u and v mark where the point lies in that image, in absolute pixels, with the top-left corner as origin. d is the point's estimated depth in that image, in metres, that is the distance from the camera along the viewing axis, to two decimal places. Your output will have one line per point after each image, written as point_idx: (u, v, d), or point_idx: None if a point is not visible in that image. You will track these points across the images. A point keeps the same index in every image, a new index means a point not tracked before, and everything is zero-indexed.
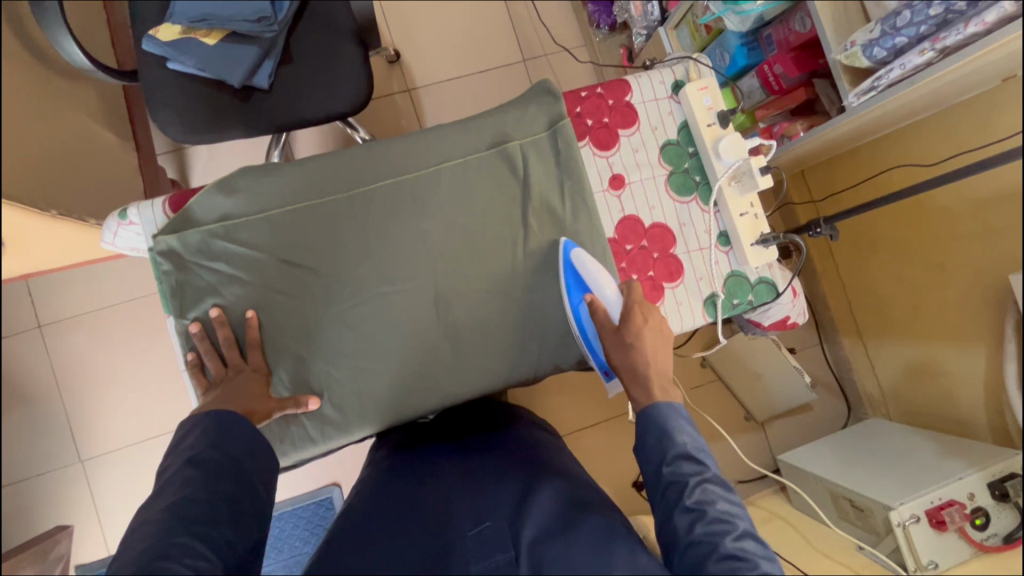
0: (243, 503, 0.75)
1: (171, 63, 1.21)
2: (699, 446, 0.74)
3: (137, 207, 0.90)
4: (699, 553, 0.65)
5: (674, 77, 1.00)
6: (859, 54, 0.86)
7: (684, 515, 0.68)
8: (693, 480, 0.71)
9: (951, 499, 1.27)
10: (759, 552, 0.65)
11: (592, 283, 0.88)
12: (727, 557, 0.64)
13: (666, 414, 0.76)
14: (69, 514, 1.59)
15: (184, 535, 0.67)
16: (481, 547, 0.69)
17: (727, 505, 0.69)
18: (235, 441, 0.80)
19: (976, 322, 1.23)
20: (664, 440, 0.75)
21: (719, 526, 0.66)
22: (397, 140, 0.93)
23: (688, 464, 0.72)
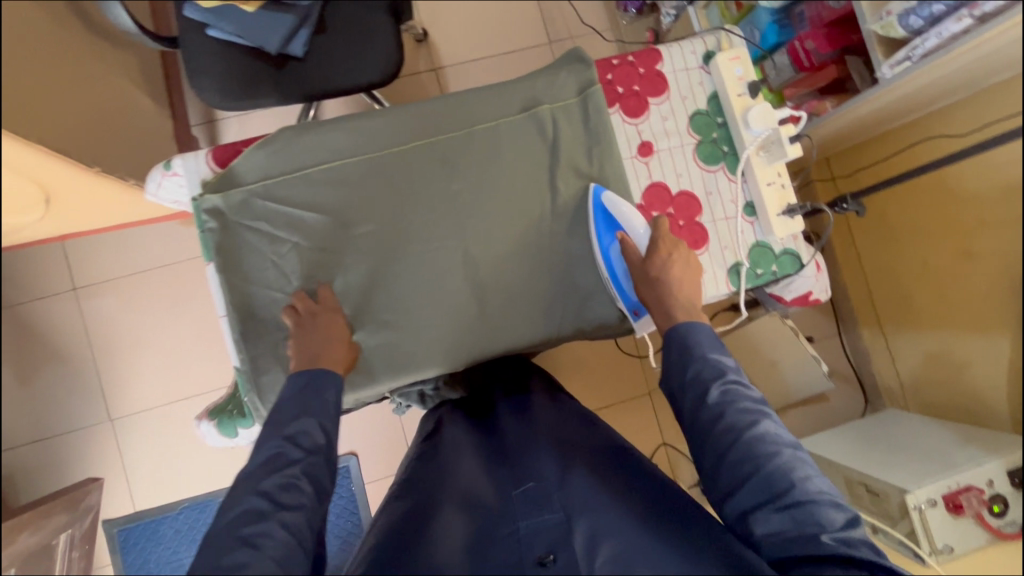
0: (324, 484, 0.72)
1: (211, 30, 1.25)
2: (719, 352, 0.79)
3: (182, 158, 0.92)
4: (722, 444, 0.71)
5: (705, 48, 1.01)
6: (895, 24, 0.87)
7: (709, 411, 0.74)
8: (714, 382, 0.76)
9: (969, 484, 1.27)
10: (782, 440, 0.70)
11: (624, 222, 0.93)
12: (749, 445, 0.69)
13: (688, 332, 0.82)
14: (99, 469, 1.65)
15: (268, 522, 0.63)
16: (528, 505, 0.75)
17: (749, 401, 0.74)
18: (327, 411, 0.79)
19: (987, 311, 1.23)
20: (686, 351, 0.80)
21: (741, 418, 0.72)
22: (431, 103, 0.95)
23: (710, 370, 0.77)
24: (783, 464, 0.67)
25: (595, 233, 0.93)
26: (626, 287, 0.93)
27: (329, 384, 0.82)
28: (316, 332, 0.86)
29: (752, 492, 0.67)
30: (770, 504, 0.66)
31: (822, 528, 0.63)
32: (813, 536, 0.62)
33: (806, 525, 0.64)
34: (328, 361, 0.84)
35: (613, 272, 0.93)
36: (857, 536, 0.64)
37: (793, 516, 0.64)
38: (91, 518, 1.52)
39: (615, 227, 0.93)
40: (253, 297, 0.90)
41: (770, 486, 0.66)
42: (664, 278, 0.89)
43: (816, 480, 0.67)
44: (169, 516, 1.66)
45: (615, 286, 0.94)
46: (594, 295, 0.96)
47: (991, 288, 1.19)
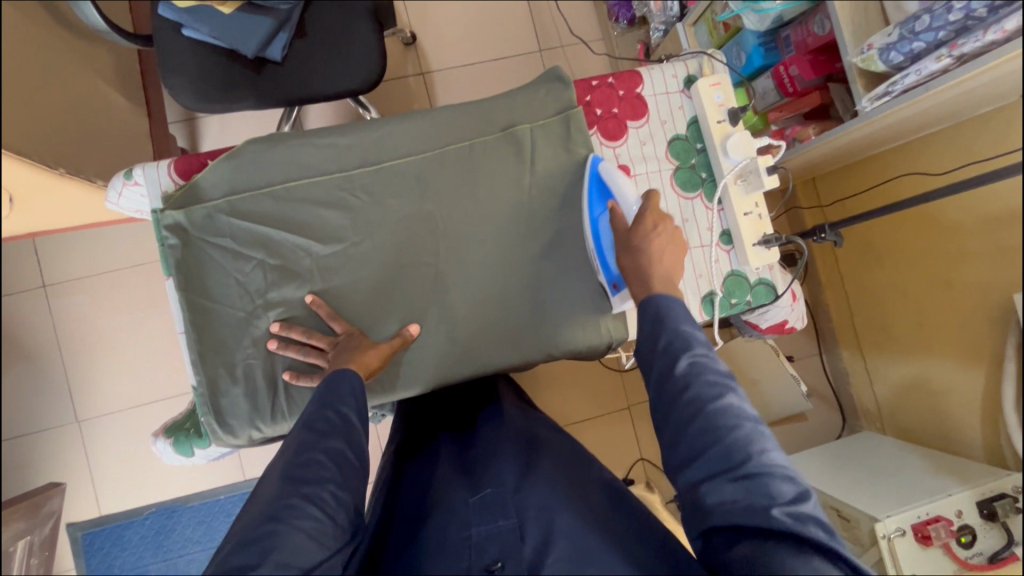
0: (350, 459, 0.69)
1: (186, 30, 1.22)
2: (692, 325, 0.74)
3: (142, 167, 0.89)
4: (684, 418, 0.67)
5: (687, 71, 0.99)
6: (876, 58, 0.85)
7: (674, 382, 0.70)
8: (683, 353, 0.71)
9: (938, 515, 1.28)
10: (744, 414, 0.66)
11: (617, 191, 0.90)
12: (710, 418, 0.66)
13: (662, 301, 0.76)
14: (65, 473, 1.61)
15: (293, 497, 0.63)
16: (483, 513, 0.73)
17: (716, 374, 0.69)
18: (348, 398, 0.75)
19: (971, 344, 1.22)
20: (658, 321, 0.75)
21: (706, 391, 0.68)
22: (404, 118, 0.92)
23: (679, 341, 0.73)
24: (742, 438, 0.64)
25: (586, 201, 0.91)
26: (610, 259, 0.90)
27: (345, 382, 0.77)
28: (341, 351, 0.83)
29: (709, 463, 0.64)
30: (725, 474, 0.63)
31: (774, 503, 0.60)
32: (765, 509, 0.60)
33: (757, 497, 0.61)
34: (356, 363, 0.81)
35: (600, 245, 0.91)
36: (807, 513, 0.61)
37: (746, 488, 0.62)
38: (52, 523, 1.47)
39: (606, 195, 0.91)
40: (215, 315, 0.87)
41: (726, 459, 0.63)
42: (644, 249, 0.82)
43: (774, 454, 0.64)
44: (135, 521, 1.63)
45: (600, 258, 0.91)
46: (564, 318, 0.94)
47: (968, 319, 1.20)
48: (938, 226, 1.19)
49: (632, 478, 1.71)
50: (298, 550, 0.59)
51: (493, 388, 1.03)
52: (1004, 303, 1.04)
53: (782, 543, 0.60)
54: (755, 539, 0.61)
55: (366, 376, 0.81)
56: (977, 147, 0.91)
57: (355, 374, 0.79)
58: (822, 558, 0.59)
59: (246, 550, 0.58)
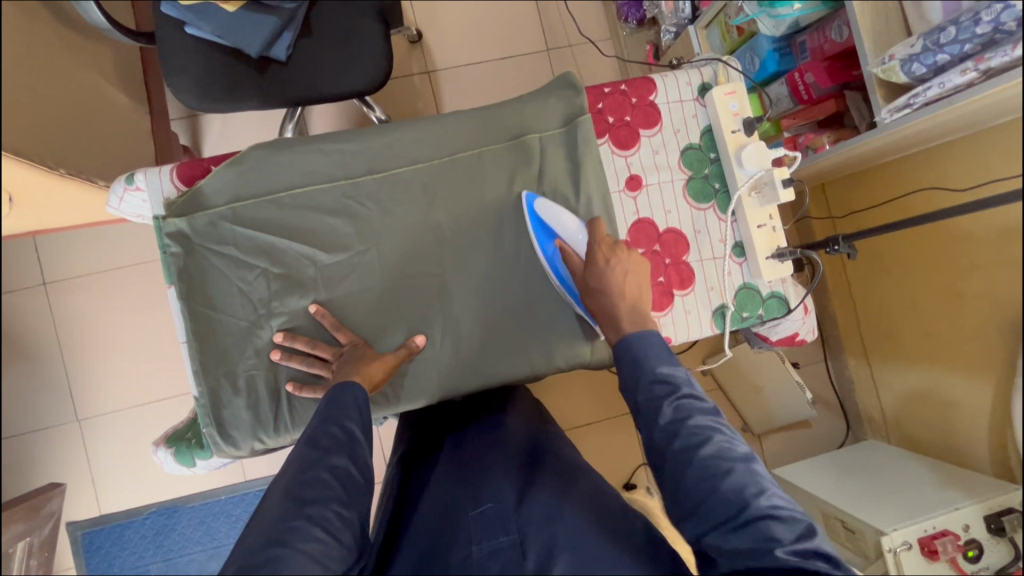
0: (355, 478, 0.68)
1: (189, 28, 1.20)
2: (670, 363, 0.73)
3: (144, 173, 0.87)
4: (675, 466, 0.66)
5: (702, 79, 0.97)
6: (897, 69, 0.83)
7: (660, 433, 0.68)
8: (666, 398, 0.70)
9: (945, 529, 1.27)
10: (737, 454, 0.65)
11: (561, 229, 0.89)
12: (703, 466, 0.64)
13: (636, 344, 0.75)
14: (65, 472, 1.60)
15: (297, 518, 0.62)
16: (485, 527, 0.73)
17: (702, 416, 0.68)
18: (352, 413, 0.73)
19: (981, 358, 1.20)
20: (637, 367, 0.74)
21: (693, 438, 0.66)
22: (411, 124, 0.90)
23: (660, 385, 0.71)
24: (737, 482, 0.63)
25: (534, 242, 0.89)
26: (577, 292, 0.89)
27: (350, 396, 0.75)
28: (345, 362, 0.81)
29: (710, 515, 0.63)
30: (728, 525, 0.62)
31: (779, 546, 0.59)
32: (772, 555, 0.59)
33: (764, 544, 0.60)
34: (361, 374, 0.79)
35: (563, 281, 0.89)
36: (816, 548, 0.60)
37: (751, 535, 0.61)
38: (52, 523, 1.46)
39: (551, 234, 0.89)
40: (218, 324, 0.85)
41: (725, 505, 0.62)
42: (604, 286, 0.82)
43: (772, 493, 0.63)
44: (135, 520, 1.62)
45: (568, 293, 0.89)
46: (572, 331, 0.92)
47: (976, 345, 1.20)
48: (954, 235, 1.19)
49: (634, 483, 1.69)
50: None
51: (497, 395, 0.99)
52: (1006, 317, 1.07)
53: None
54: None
55: (371, 389, 0.79)
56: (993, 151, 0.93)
57: (361, 387, 0.77)
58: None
59: None
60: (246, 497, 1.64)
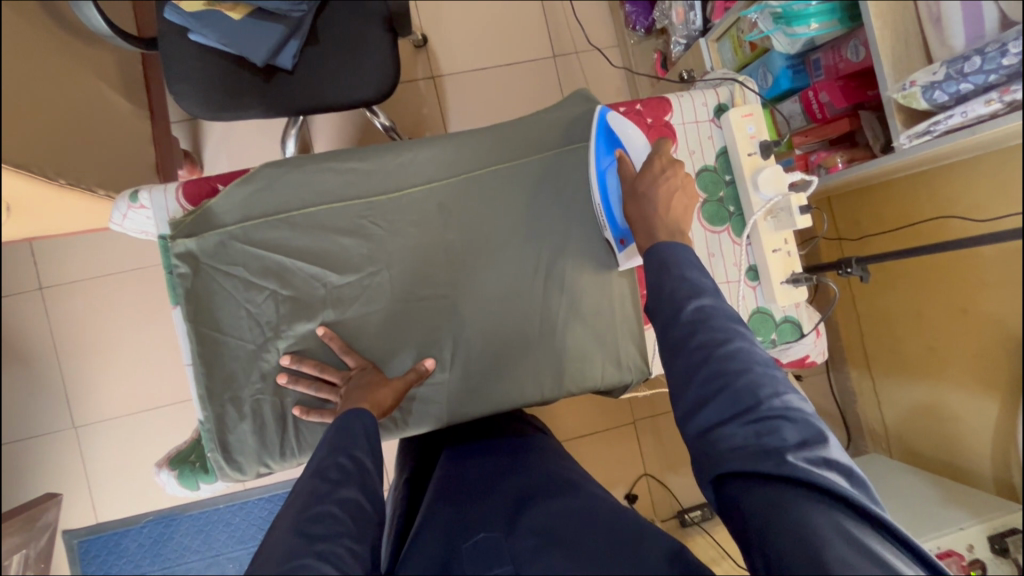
0: (366, 512, 0.64)
1: (192, 35, 1.17)
2: (700, 273, 0.71)
3: (149, 191, 0.85)
4: (691, 363, 0.65)
5: (718, 100, 0.96)
6: (918, 96, 0.82)
7: (681, 327, 0.67)
8: (690, 300, 0.68)
9: (949, 549, 1.27)
10: (755, 357, 0.64)
11: (626, 142, 0.88)
12: (719, 364, 0.63)
13: (668, 251, 0.73)
14: (60, 482, 1.57)
15: (305, 556, 0.56)
16: (478, 560, 0.69)
17: (724, 319, 0.67)
18: (361, 442, 0.70)
19: (989, 375, 1.19)
20: (663, 271, 0.72)
21: (714, 335, 0.65)
22: (423, 143, 0.88)
23: (685, 288, 0.70)
24: (753, 381, 0.62)
25: (594, 151, 0.87)
26: (617, 211, 0.86)
27: (359, 424, 0.71)
28: (354, 386, 0.80)
29: (720, 407, 0.61)
30: (736, 419, 0.60)
31: (785, 444, 0.58)
32: (777, 451, 0.57)
33: (770, 442, 0.58)
34: (371, 403, 0.77)
35: (607, 199, 0.87)
36: (821, 453, 0.58)
37: (758, 430, 0.59)
38: (48, 534, 1.44)
39: (616, 145, 0.87)
40: (224, 347, 0.83)
41: (735, 403, 0.61)
42: (641, 222, 0.80)
43: (788, 397, 0.61)
44: (133, 529, 1.60)
45: (607, 213, 0.87)
46: (583, 355, 0.92)
47: (979, 351, 1.20)
48: (966, 258, 1.19)
49: (636, 494, 1.68)
50: None
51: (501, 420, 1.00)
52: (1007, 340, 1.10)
53: (799, 490, 0.57)
54: (767, 486, 0.58)
55: (380, 417, 0.77)
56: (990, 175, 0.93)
57: (370, 414, 0.74)
58: (842, 506, 0.56)
59: None
60: (245, 505, 1.62)
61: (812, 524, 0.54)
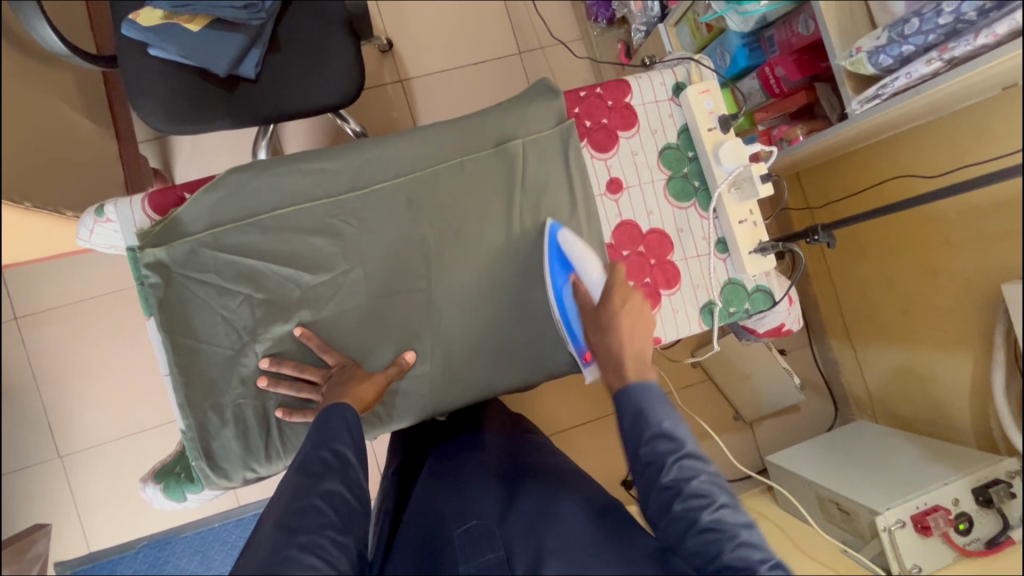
0: (350, 503, 0.64)
1: (151, 49, 1.16)
2: (675, 420, 0.70)
3: (114, 204, 0.85)
4: (677, 533, 0.64)
5: (675, 79, 0.98)
6: (865, 61, 0.84)
7: (662, 492, 0.66)
8: (669, 457, 0.67)
9: (936, 504, 1.26)
10: (739, 522, 0.64)
11: (578, 264, 0.88)
12: (705, 535, 0.63)
13: (642, 397, 0.72)
14: (49, 512, 1.54)
15: (290, 548, 0.57)
16: (468, 545, 0.71)
17: (705, 477, 0.66)
18: (342, 434, 0.69)
19: (964, 332, 1.26)
20: (640, 420, 0.71)
21: (696, 500, 0.64)
22: (387, 139, 0.88)
23: (663, 442, 0.68)
24: (739, 552, 0.62)
25: (549, 271, 0.88)
26: (576, 328, 0.88)
27: (341, 418, 0.71)
28: (335, 382, 0.80)
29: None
30: None
31: None
32: None
33: None
34: (353, 397, 0.77)
35: (565, 316, 0.88)
36: None
37: None
38: (39, 566, 1.41)
39: (570, 267, 0.88)
40: (202, 355, 0.83)
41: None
42: None
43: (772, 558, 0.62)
44: (126, 555, 1.56)
45: (567, 328, 0.89)
46: (563, 339, 0.92)
47: (959, 307, 1.25)
48: (930, 218, 1.25)
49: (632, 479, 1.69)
50: None
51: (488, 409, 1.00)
52: (993, 291, 1.14)
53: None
54: None
55: (362, 411, 0.77)
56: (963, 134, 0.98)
57: (351, 407, 0.73)
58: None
59: None
60: (241, 522, 1.60)
61: None
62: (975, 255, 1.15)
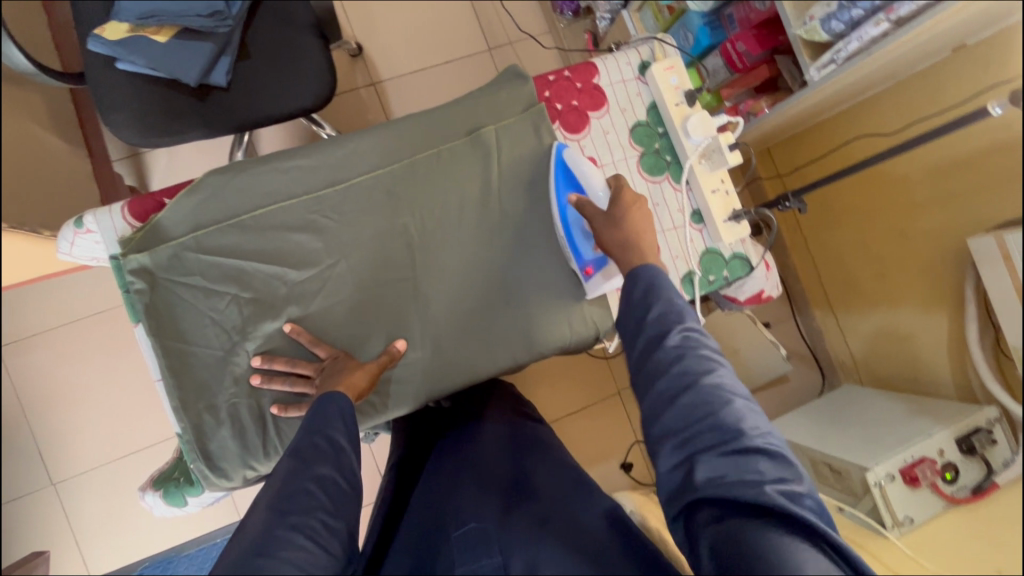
0: (343, 482, 0.65)
1: (120, 64, 1.16)
2: (682, 300, 0.71)
3: (93, 215, 0.85)
4: (675, 390, 0.65)
5: (640, 58, 1.01)
6: (818, 28, 0.89)
7: (665, 351, 0.67)
8: (676, 327, 0.69)
9: (922, 456, 1.30)
10: (735, 393, 0.64)
11: (584, 181, 0.89)
12: (703, 393, 0.63)
13: (655, 274, 0.73)
14: (45, 539, 1.51)
15: (282, 529, 0.59)
16: (467, 549, 0.71)
17: (709, 349, 0.67)
18: (336, 422, 0.70)
19: (939, 291, 1.27)
20: (650, 291, 0.72)
21: (697, 363, 0.65)
22: (363, 133, 0.89)
23: (671, 313, 0.69)
24: (732, 413, 0.62)
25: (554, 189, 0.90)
26: (581, 245, 0.90)
27: (334, 407, 0.72)
28: (327, 375, 0.81)
29: (700, 433, 0.62)
30: (717, 448, 0.61)
31: (763, 477, 0.59)
32: (754, 483, 0.58)
33: (747, 472, 0.59)
34: (345, 387, 0.78)
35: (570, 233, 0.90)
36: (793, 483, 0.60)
37: (736, 461, 0.60)
38: None
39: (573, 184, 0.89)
40: (193, 357, 0.84)
41: (716, 433, 0.61)
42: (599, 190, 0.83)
43: (761, 430, 0.62)
44: None
45: (570, 244, 0.91)
46: (550, 317, 0.94)
47: (930, 266, 1.27)
48: (904, 185, 1.27)
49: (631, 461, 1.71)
50: None
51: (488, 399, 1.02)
52: (959, 246, 1.14)
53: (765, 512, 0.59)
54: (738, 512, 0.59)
55: (356, 400, 0.79)
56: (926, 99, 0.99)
57: (344, 395, 0.74)
58: (806, 536, 0.58)
59: None
60: None
61: (785, 553, 0.55)
62: (938, 215, 1.16)
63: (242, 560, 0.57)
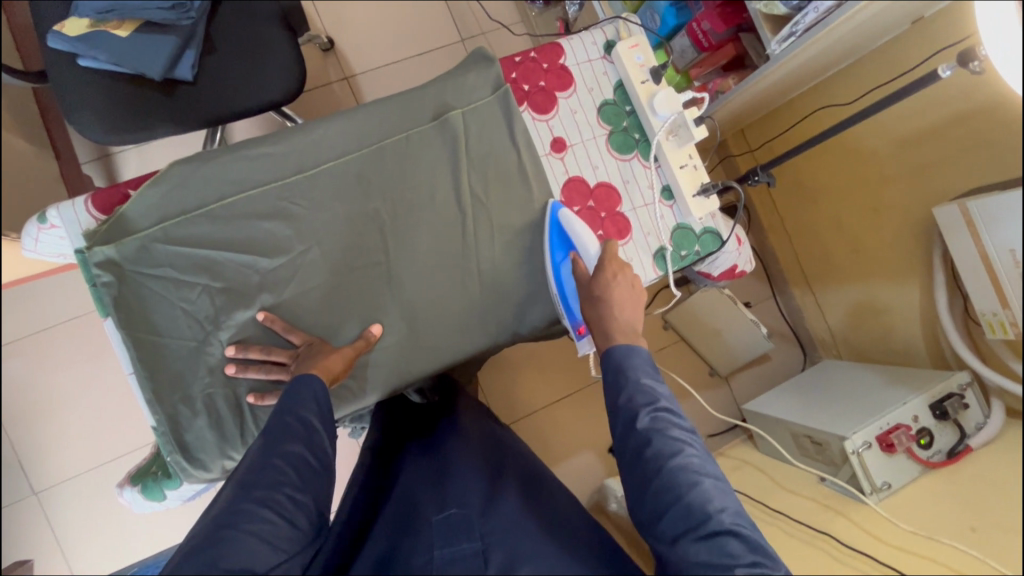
0: (311, 463, 0.66)
1: (81, 60, 1.13)
2: (653, 379, 0.73)
3: (57, 209, 0.85)
4: (645, 475, 0.66)
5: (605, 38, 1.03)
6: (777, 2, 0.91)
7: (636, 437, 0.69)
8: (645, 408, 0.70)
9: (897, 423, 1.29)
10: (706, 473, 0.66)
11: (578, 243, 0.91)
12: (672, 476, 0.65)
13: (624, 354, 0.75)
14: (28, 550, 1.49)
15: (246, 501, 0.59)
16: (447, 534, 0.71)
17: (679, 430, 0.69)
18: (308, 403, 0.71)
19: (908, 262, 1.33)
20: (620, 374, 0.74)
21: (668, 446, 0.67)
22: (331, 118, 0.89)
23: (641, 395, 0.71)
24: (702, 495, 0.63)
25: (548, 249, 0.92)
26: (573, 306, 0.92)
27: (308, 389, 0.72)
28: (301, 361, 0.81)
29: (675, 518, 0.63)
30: (691, 533, 0.61)
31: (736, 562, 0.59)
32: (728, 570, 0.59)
33: (722, 559, 0.60)
34: (320, 369, 0.78)
35: (563, 292, 0.92)
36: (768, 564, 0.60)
37: (711, 547, 0.60)
38: None
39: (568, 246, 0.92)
40: (164, 349, 0.83)
41: (687, 516, 0.62)
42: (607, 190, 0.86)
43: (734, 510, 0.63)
44: None
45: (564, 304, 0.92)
46: (525, 297, 0.95)
47: (901, 237, 1.31)
48: (865, 157, 1.32)
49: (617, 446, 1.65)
50: (248, 555, 0.55)
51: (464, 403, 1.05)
52: (927, 218, 1.22)
53: None
54: None
55: (330, 382, 0.79)
56: (882, 73, 1.09)
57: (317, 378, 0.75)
58: None
59: (195, 557, 0.54)
60: None
61: None
62: (909, 185, 1.23)
63: (205, 534, 0.57)
